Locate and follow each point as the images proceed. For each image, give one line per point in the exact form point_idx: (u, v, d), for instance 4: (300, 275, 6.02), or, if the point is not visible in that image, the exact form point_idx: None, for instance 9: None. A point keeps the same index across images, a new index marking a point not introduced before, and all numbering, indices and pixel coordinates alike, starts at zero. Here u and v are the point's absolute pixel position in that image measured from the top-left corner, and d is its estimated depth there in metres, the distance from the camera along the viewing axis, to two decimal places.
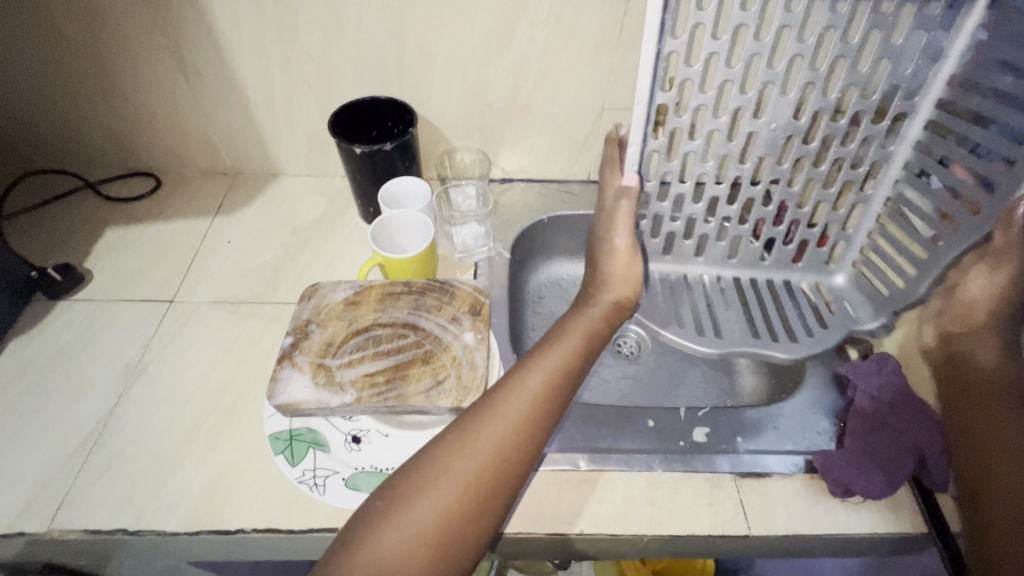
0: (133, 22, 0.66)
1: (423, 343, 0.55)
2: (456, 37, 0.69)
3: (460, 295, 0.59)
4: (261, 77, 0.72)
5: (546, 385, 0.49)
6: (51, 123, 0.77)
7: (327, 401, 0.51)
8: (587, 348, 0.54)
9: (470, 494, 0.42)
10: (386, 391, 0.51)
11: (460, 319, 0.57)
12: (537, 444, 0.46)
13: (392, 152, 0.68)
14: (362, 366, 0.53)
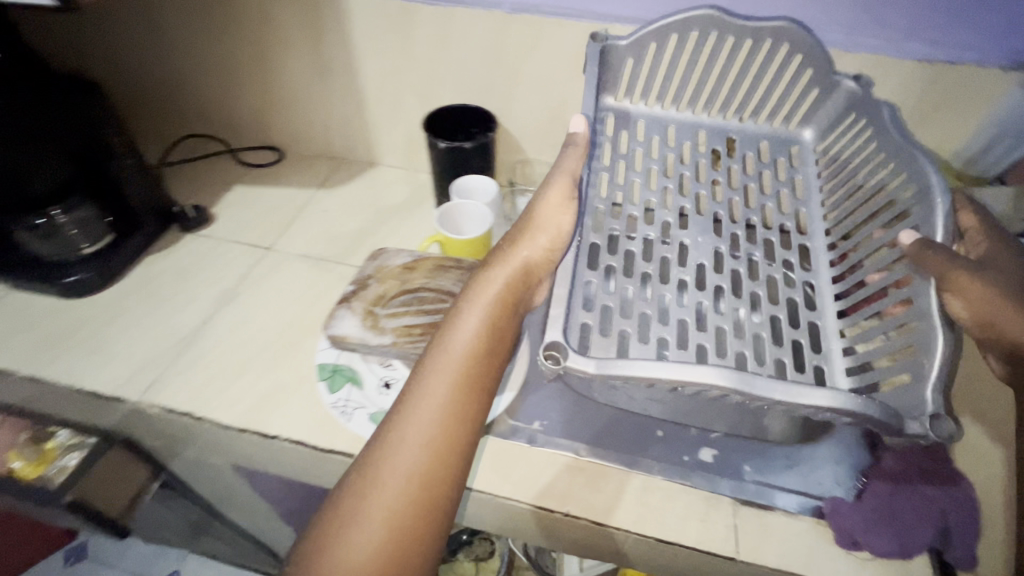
0: (288, 25, 0.82)
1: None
2: (544, 61, 0.77)
3: None
4: (378, 79, 0.85)
5: (459, 371, 0.47)
6: (214, 98, 0.95)
7: (370, 340, 0.60)
8: (500, 321, 0.51)
9: (411, 501, 0.41)
10: (418, 341, 0.59)
11: None
12: (467, 431, 0.45)
13: (469, 151, 0.77)
14: (404, 319, 0.62)
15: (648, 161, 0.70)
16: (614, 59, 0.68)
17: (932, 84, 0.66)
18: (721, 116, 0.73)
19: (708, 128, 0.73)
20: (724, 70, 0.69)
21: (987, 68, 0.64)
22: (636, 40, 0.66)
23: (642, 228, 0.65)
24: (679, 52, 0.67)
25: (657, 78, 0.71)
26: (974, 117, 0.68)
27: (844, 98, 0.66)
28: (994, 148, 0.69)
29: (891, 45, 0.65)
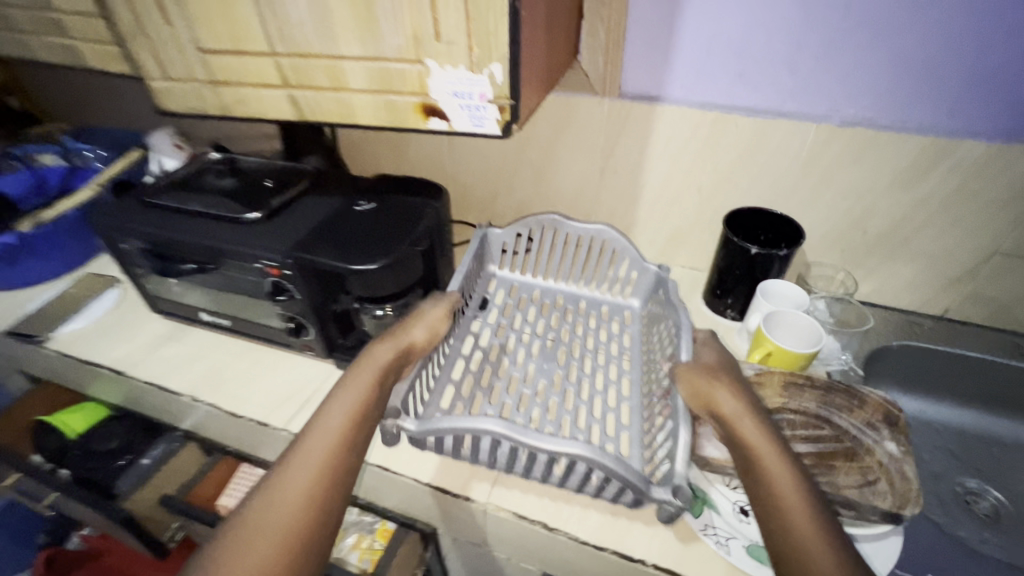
0: (585, 130, 0.86)
1: (841, 438, 0.57)
2: (864, 170, 0.75)
3: (872, 402, 0.60)
4: (663, 179, 0.87)
5: (335, 431, 0.52)
6: (479, 189, 1.01)
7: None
8: (381, 385, 0.59)
9: (290, 544, 0.45)
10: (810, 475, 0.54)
11: (878, 426, 0.57)
12: (338, 490, 0.49)
13: (780, 258, 0.75)
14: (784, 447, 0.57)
15: (548, 321, 0.84)
16: (489, 244, 0.89)
17: None
18: (560, 283, 0.90)
19: (545, 292, 0.90)
20: (528, 252, 0.89)
21: None
22: (505, 230, 0.87)
23: (479, 359, 0.75)
24: (521, 243, 0.88)
25: (520, 257, 0.90)
26: None
27: (652, 276, 0.83)
28: None
29: None
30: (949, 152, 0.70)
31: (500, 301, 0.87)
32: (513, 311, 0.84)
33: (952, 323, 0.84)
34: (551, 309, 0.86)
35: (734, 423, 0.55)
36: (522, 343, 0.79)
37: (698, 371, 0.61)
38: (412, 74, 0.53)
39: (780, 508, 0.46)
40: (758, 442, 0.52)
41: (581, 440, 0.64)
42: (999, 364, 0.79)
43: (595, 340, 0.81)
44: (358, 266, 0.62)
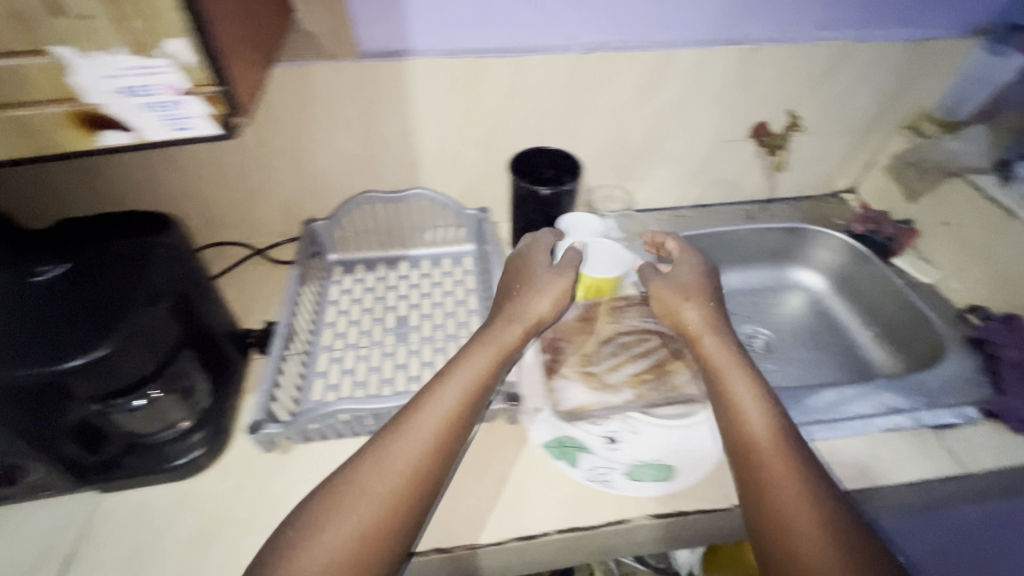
0: (336, 103, 0.74)
1: (666, 343, 0.73)
2: (610, 91, 0.80)
3: (673, 304, 0.77)
4: (437, 139, 0.81)
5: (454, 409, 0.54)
6: (231, 198, 0.82)
7: (611, 398, 0.65)
8: (486, 381, 0.58)
9: (391, 521, 0.47)
10: (657, 384, 0.67)
11: (685, 323, 0.75)
12: (434, 473, 0.51)
13: (569, 191, 0.78)
14: (627, 367, 0.69)
15: (397, 287, 0.83)
16: (322, 235, 0.83)
17: (911, 64, 0.85)
18: (403, 247, 0.89)
19: (393, 259, 0.88)
20: (362, 229, 0.85)
21: (950, 39, 0.83)
22: (330, 220, 0.83)
23: (342, 348, 0.74)
24: (347, 226, 0.84)
25: (354, 236, 0.86)
26: (943, 76, 0.87)
27: (475, 221, 0.86)
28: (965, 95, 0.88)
29: (886, 32, 0.81)
30: (668, 63, 0.78)
31: (349, 285, 0.83)
32: (364, 288, 0.83)
33: (703, 208, 1.00)
34: (399, 277, 0.85)
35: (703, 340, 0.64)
36: (379, 315, 0.79)
37: (697, 282, 0.69)
38: (36, 72, 0.35)
39: (741, 417, 0.55)
40: (724, 360, 0.60)
41: None
42: (740, 230, 0.97)
43: (444, 292, 0.83)
44: (73, 360, 0.43)
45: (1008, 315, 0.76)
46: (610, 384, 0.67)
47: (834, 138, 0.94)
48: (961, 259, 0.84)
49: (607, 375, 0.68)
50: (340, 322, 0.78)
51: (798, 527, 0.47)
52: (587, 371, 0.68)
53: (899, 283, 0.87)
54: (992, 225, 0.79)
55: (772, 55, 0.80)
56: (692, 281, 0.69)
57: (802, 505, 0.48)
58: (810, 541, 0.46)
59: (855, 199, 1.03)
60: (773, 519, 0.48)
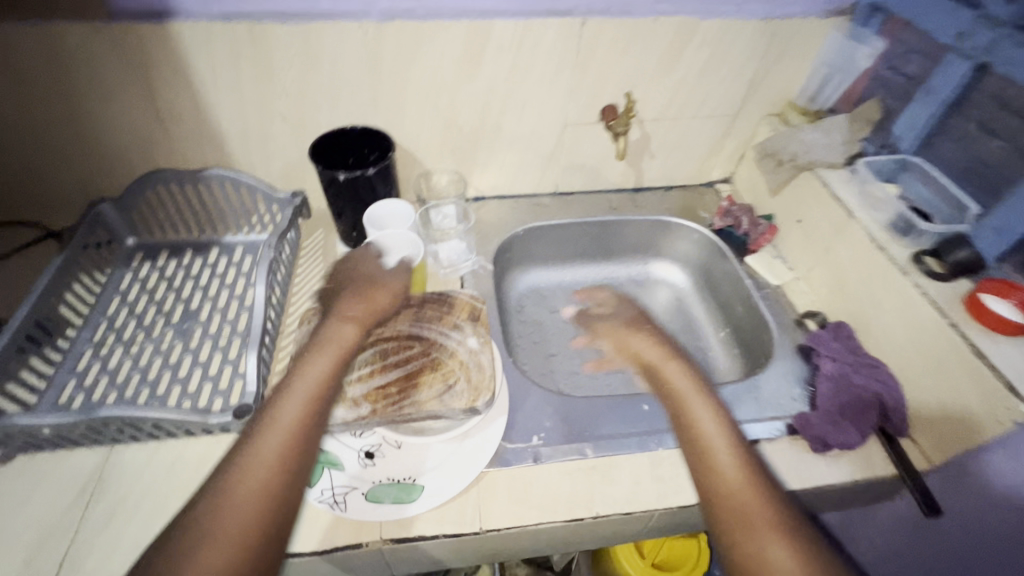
0: (103, 68, 0.66)
1: (428, 351, 0.63)
2: (428, 65, 0.72)
3: (459, 305, 0.69)
4: (238, 114, 0.73)
5: (319, 388, 0.51)
6: (9, 174, 0.74)
7: (343, 416, 0.56)
8: (336, 375, 0.53)
9: (268, 523, 0.43)
10: (399, 399, 0.58)
11: (461, 326, 0.66)
12: (307, 464, 0.47)
13: (374, 177, 0.71)
14: (374, 379, 0.60)
15: (199, 276, 0.76)
16: (114, 218, 0.75)
17: (771, 43, 0.78)
18: (217, 232, 0.81)
19: (205, 245, 0.80)
20: (164, 212, 0.78)
21: (810, 18, 0.75)
22: (120, 201, 0.75)
23: (111, 343, 0.67)
24: (145, 208, 0.77)
25: (156, 219, 0.78)
26: (807, 60, 0.80)
27: (289, 206, 0.79)
28: (831, 82, 0.82)
29: (737, 8, 0.74)
30: (488, 35, 0.70)
31: (146, 273, 0.76)
32: (161, 277, 0.75)
33: (564, 196, 0.94)
34: (205, 265, 0.78)
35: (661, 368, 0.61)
36: (167, 307, 0.72)
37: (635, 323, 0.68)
38: None
39: (697, 429, 0.53)
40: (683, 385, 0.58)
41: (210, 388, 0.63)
42: (597, 221, 0.91)
43: (250, 283, 0.76)
44: None
45: (838, 323, 0.72)
46: (349, 398, 0.58)
47: (699, 125, 0.88)
48: (810, 260, 0.80)
49: (349, 387, 0.59)
50: (121, 313, 0.70)
51: (757, 548, 0.44)
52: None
53: (748, 282, 0.82)
54: (836, 226, 0.74)
55: (607, 29, 0.72)
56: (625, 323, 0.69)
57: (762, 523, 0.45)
58: (773, 547, 0.44)
59: (729, 190, 0.97)
60: (734, 537, 0.45)
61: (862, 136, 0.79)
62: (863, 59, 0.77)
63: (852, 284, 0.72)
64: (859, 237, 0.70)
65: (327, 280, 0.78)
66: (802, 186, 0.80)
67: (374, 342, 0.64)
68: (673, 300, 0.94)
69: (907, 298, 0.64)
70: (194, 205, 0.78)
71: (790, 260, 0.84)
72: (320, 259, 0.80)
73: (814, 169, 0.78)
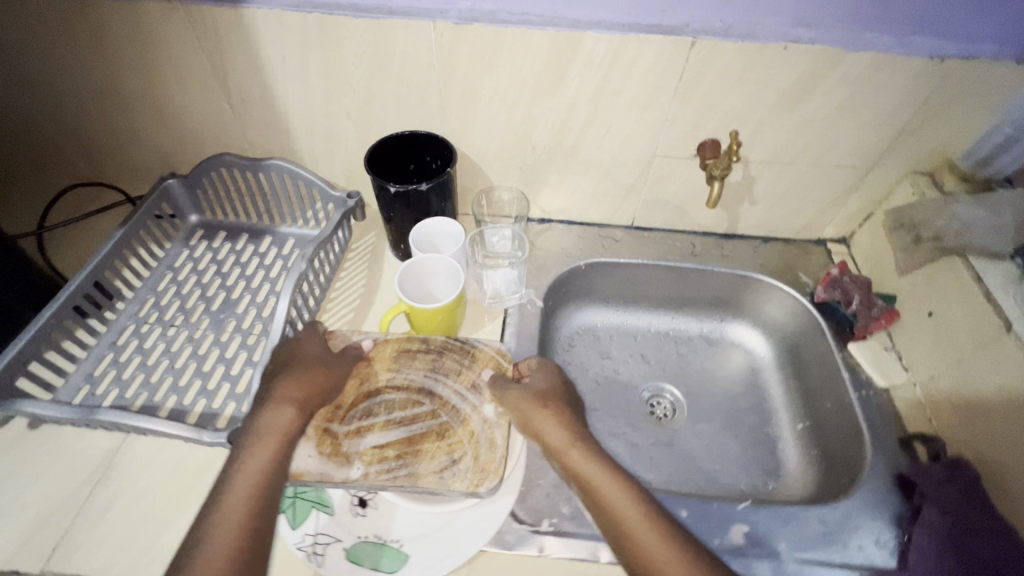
0: (181, 48, 0.65)
1: (438, 413, 0.55)
2: (504, 76, 0.64)
3: (481, 358, 0.59)
4: (305, 107, 0.70)
5: (255, 482, 0.45)
6: (98, 139, 0.77)
7: (332, 475, 0.50)
8: (278, 468, 0.47)
9: None
10: (397, 468, 0.50)
11: (480, 387, 0.57)
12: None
13: (427, 192, 0.66)
14: (374, 437, 0.52)
15: (247, 264, 0.76)
16: (180, 194, 0.77)
17: (938, 88, 0.61)
18: (274, 221, 0.80)
19: (261, 232, 0.80)
20: (226, 194, 0.78)
21: (1002, 62, 0.58)
22: (187, 179, 0.76)
23: (152, 322, 0.68)
24: (209, 188, 0.77)
25: (218, 199, 0.78)
26: (986, 114, 0.62)
27: (342, 205, 0.75)
28: (1010, 147, 0.64)
29: (899, 41, 0.58)
30: (575, 49, 0.61)
31: (201, 253, 0.77)
32: (213, 259, 0.76)
33: (640, 231, 0.83)
34: (256, 253, 0.77)
35: (564, 455, 0.51)
36: (209, 292, 0.72)
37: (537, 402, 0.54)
38: None
39: (620, 515, 0.46)
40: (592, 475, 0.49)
41: (226, 390, 0.61)
42: (672, 267, 0.80)
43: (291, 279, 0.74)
44: None
45: (958, 458, 0.57)
46: (343, 453, 0.51)
47: (819, 175, 0.73)
48: (936, 366, 0.63)
49: (345, 441, 0.52)
50: (168, 291, 0.71)
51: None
52: (323, 428, 0.52)
53: (846, 377, 0.67)
54: (981, 336, 0.58)
55: (721, 54, 0.60)
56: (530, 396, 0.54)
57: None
58: None
59: (843, 252, 0.81)
60: None
61: None
62: None
63: (991, 415, 0.56)
64: (1013, 358, 0.54)
65: (367, 291, 0.75)
66: (943, 273, 0.63)
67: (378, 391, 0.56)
68: (749, 368, 0.80)
69: None
70: (253, 192, 0.77)
71: (908, 358, 0.68)
72: (366, 268, 0.77)
73: (964, 256, 0.61)
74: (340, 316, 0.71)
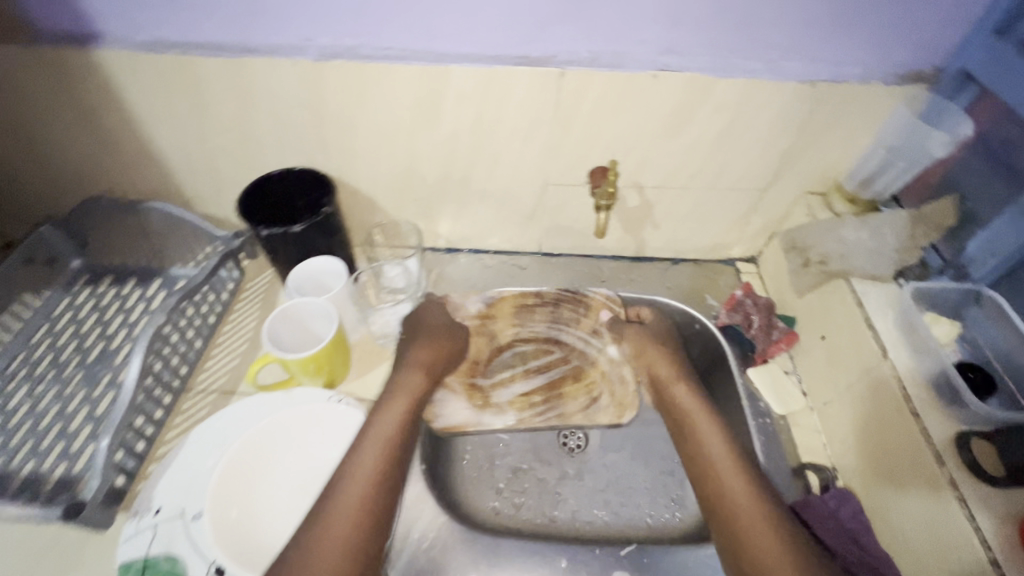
0: (34, 92, 0.61)
1: (569, 359, 0.70)
2: (378, 112, 0.62)
3: (594, 306, 0.73)
4: (180, 147, 0.68)
5: (388, 445, 0.54)
6: None
7: (484, 421, 0.64)
8: (411, 427, 0.57)
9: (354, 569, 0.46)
10: (546, 410, 0.66)
11: (600, 332, 0.71)
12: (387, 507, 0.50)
13: (304, 233, 0.64)
14: (515, 387, 0.68)
15: (131, 311, 0.72)
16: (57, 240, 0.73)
17: (816, 107, 0.60)
18: (163, 262, 0.76)
19: (149, 274, 0.76)
20: (109, 237, 0.74)
21: (873, 84, 0.57)
22: (62, 224, 0.72)
23: (19, 379, 0.64)
24: (89, 232, 0.73)
25: (101, 243, 0.75)
26: (864, 135, 0.62)
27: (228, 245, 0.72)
28: (887, 171, 0.64)
29: (767, 66, 0.57)
30: (444, 83, 0.59)
31: (83, 300, 0.73)
32: (94, 307, 0.72)
33: (547, 257, 0.82)
34: (142, 299, 0.74)
35: (670, 386, 0.63)
36: (85, 344, 0.68)
37: (642, 350, 0.67)
38: None
39: (702, 450, 0.57)
40: (694, 410, 0.60)
41: (87, 452, 0.58)
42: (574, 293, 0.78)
43: None
44: None
45: (842, 488, 0.56)
46: (491, 402, 0.67)
47: (716, 198, 0.72)
48: (829, 393, 0.62)
49: (490, 393, 0.67)
50: (41, 344, 0.68)
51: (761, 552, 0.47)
52: (470, 385, 0.67)
53: (747, 407, 0.65)
54: (863, 362, 0.57)
55: (592, 84, 0.59)
56: (630, 353, 0.68)
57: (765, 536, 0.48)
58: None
59: (752, 272, 0.80)
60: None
61: (927, 242, 0.60)
62: (938, 147, 0.59)
63: (872, 444, 0.54)
64: (888, 387, 0.53)
65: (258, 335, 0.71)
66: (831, 296, 0.62)
67: (501, 350, 0.70)
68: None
69: (937, 495, 0.47)
70: (138, 234, 0.73)
71: (807, 384, 0.66)
72: (258, 309, 0.73)
73: (847, 278, 0.60)
74: (222, 364, 0.68)
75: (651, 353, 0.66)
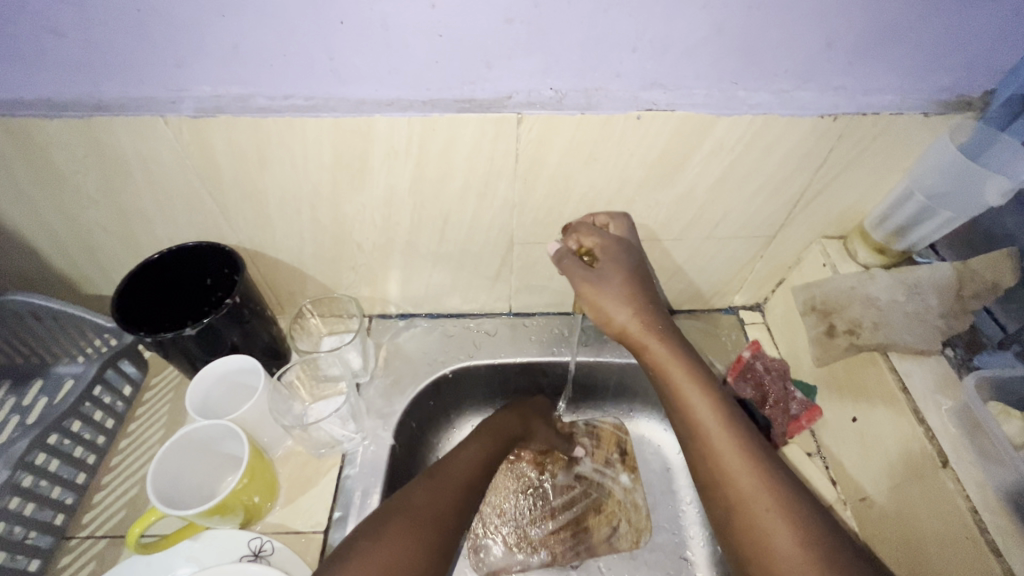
0: None
1: (589, 491, 0.65)
2: (289, 174, 0.49)
3: (606, 436, 0.69)
4: (38, 224, 0.53)
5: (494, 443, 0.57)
6: None
7: (529, 560, 0.60)
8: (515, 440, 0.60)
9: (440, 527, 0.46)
10: (575, 544, 0.61)
11: (614, 463, 0.67)
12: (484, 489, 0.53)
13: (202, 333, 0.50)
14: (547, 523, 0.62)
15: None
16: None
17: (839, 140, 0.48)
18: (44, 360, 0.61)
19: (28, 376, 0.61)
20: None
21: (911, 114, 0.46)
22: None
23: None
24: None
25: None
26: (895, 171, 0.51)
27: (119, 339, 0.57)
28: (924, 222, 0.52)
29: (780, 98, 0.45)
30: (369, 137, 0.46)
31: None
32: None
33: (520, 317, 0.69)
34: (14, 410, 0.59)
35: (647, 342, 0.51)
36: None
37: (595, 270, 0.51)
38: None
39: (696, 426, 0.48)
40: (663, 352, 0.51)
41: None
42: (550, 364, 0.66)
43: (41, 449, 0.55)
44: None
45: None
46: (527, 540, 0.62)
47: (714, 249, 0.60)
48: (866, 487, 0.51)
49: (526, 530, 0.62)
50: None
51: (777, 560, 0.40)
52: (506, 524, 0.62)
53: None
54: (914, 464, 0.45)
55: (558, 130, 0.46)
56: (622, 282, 0.51)
57: (772, 515, 0.42)
58: None
59: (758, 323, 0.69)
60: None
61: (978, 304, 0.49)
62: (992, 195, 0.48)
63: (926, 566, 0.44)
64: (949, 504, 0.42)
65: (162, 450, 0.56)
66: (864, 372, 0.51)
67: (537, 479, 0.65)
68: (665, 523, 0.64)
69: None
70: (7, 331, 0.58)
71: (836, 470, 0.55)
72: (166, 412, 0.59)
73: (884, 352, 0.49)
74: (116, 496, 0.53)
75: (659, 333, 0.51)
